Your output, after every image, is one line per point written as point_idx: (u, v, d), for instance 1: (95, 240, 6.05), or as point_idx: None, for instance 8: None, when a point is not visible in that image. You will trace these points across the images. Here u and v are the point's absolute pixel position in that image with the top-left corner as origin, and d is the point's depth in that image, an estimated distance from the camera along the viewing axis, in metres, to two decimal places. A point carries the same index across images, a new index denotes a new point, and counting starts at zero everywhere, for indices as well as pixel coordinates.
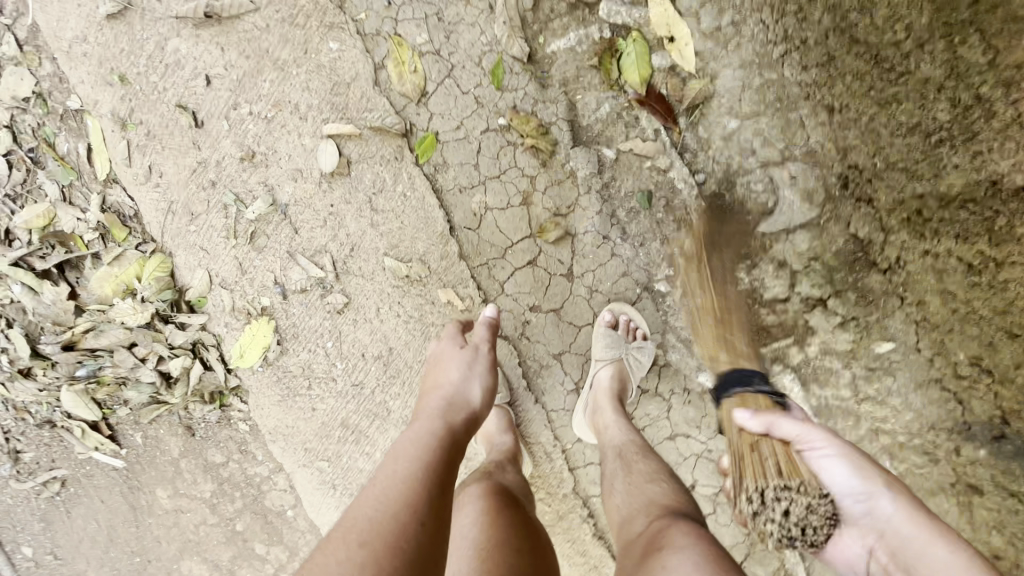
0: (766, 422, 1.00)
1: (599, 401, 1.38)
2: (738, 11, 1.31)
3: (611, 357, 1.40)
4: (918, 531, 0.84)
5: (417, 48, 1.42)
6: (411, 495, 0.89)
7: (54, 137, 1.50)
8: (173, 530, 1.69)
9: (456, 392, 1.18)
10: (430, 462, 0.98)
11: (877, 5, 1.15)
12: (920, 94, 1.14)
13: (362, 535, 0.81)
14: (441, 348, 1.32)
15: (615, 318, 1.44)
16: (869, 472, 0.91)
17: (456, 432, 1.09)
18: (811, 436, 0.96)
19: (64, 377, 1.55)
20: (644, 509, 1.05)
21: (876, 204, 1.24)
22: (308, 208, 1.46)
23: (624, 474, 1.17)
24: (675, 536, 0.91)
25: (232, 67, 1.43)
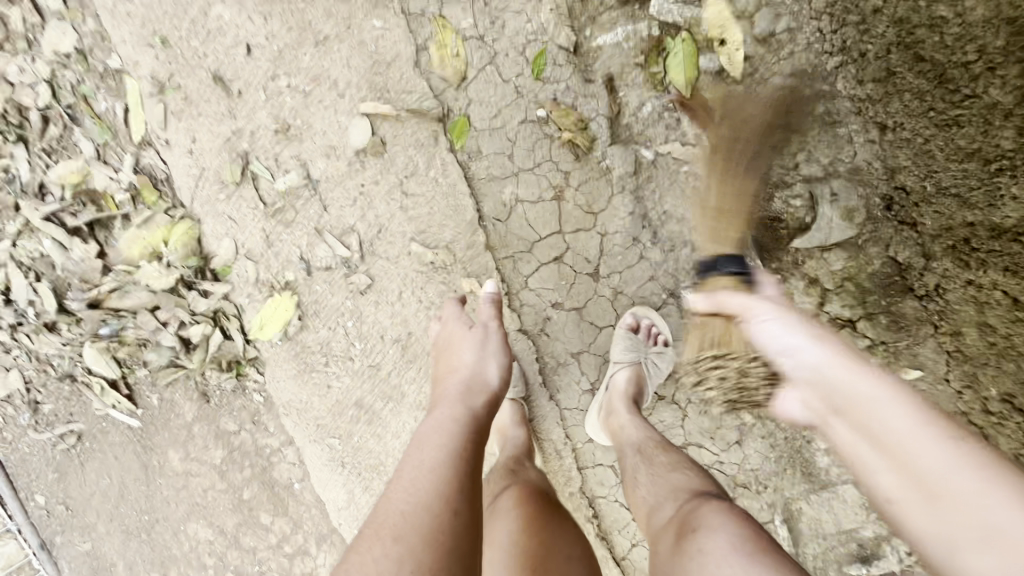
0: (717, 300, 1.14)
1: (614, 403, 1.35)
2: (796, 17, 1.26)
3: (629, 361, 1.38)
4: (801, 344, 1.00)
5: (461, 32, 1.39)
6: (439, 485, 0.92)
7: (92, 95, 1.53)
8: (183, 493, 1.72)
9: (474, 375, 1.18)
10: (456, 450, 0.99)
11: (948, 22, 1.09)
12: (984, 120, 1.09)
13: (395, 530, 0.85)
14: (448, 331, 1.31)
15: (637, 321, 1.42)
16: (779, 315, 1.05)
17: (478, 418, 1.10)
18: (744, 301, 1.10)
19: (87, 334, 1.58)
20: (671, 496, 1.07)
21: (921, 229, 1.21)
22: (338, 186, 1.45)
23: (647, 466, 1.18)
24: (709, 513, 0.96)
25: (273, 37, 1.42)
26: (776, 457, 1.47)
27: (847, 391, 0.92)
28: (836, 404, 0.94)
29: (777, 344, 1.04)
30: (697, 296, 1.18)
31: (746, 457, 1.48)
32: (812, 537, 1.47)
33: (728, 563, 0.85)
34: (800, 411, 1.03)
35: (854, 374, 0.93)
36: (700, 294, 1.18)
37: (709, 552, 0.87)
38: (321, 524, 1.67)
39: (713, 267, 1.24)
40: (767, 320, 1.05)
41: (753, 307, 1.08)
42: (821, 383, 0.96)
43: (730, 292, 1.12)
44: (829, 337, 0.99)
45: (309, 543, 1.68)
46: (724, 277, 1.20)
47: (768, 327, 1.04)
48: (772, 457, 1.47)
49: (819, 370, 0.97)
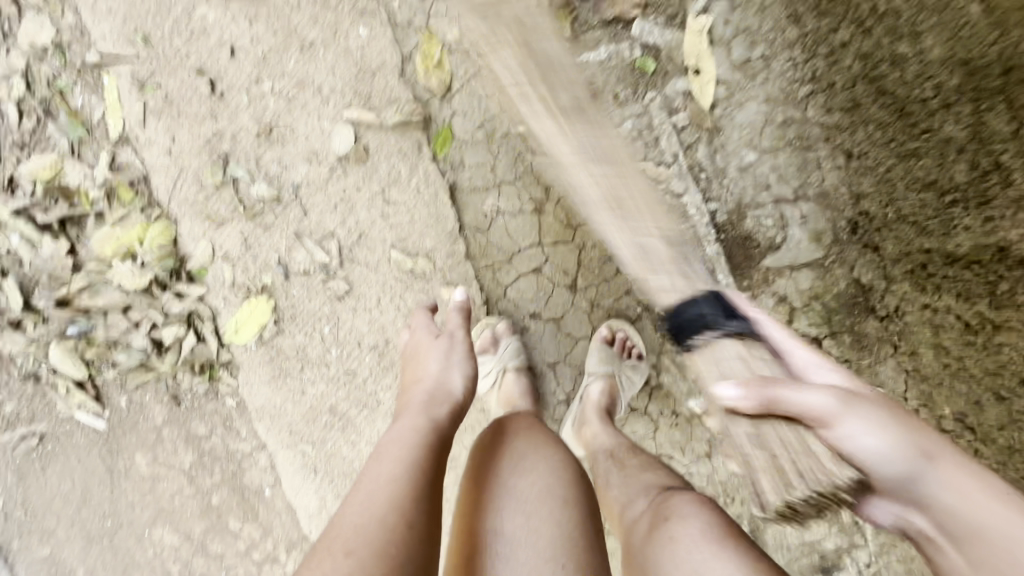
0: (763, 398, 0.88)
1: (585, 415, 1.37)
2: (771, 45, 1.31)
3: (603, 373, 1.40)
4: (898, 456, 0.80)
5: (447, 45, 1.41)
6: (395, 499, 0.92)
7: (69, 91, 1.51)
8: (149, 497, 1.68)
9: (437, 385, 1.17)
10: (414, 463, 0.99)
11: (909, 60, 1.17)
12: (941, 154, 1.17)
13: (347, 544, 0.86)
14: (416, 341, 1.30)
15: (611, 333, 1.44)
16: (864, 419, 0.83)
17: (440, 429, 1.09)
18: (811, 397, 0.86)
19: (54, 333, 1.54)
20: (643, 492, 1.09)
21: (883, 252, 1.26)
22: (320, 191, 1.45)
23: (618, 468, 1.19)
24: (680, 505, 0.99)
25: (258, 41, 1.41)
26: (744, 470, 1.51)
27: (967, 520, 0.76)
28: (950, 530, 0.77)
29: (874, 458, 0.81)
30: (725, 385, 0.91)
31: (715, 470, 1.51)
32: (776, 548, 1.51)
33: (694, 552, 0.89)
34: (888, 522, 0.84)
35: (949, 476, 0.79)
36: (732, 382, 0.91)
37: (679, 542, 0.91)
38: (291, 531, 1.65)
39: (706, 319, 1.06)
40: (854, 427, 0.82)
41: (806, 390, 0.86)
42: (928, 505, 0.79)
43: (787, 385, 0.87)
44: (918, 438, 0.82)
45: (278, 550, 1.66)
46: (730, 338, 1.02)
47: (848, 430, 0.82)
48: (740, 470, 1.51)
49: (934, 497, 0.79)
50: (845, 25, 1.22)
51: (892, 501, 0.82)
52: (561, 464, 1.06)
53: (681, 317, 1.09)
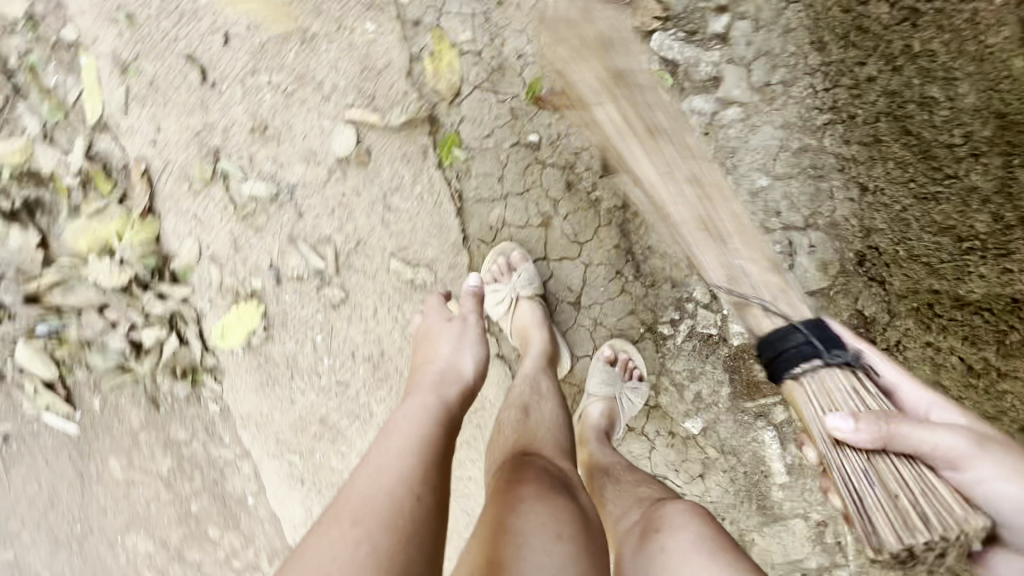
0: (895, 438, 0.86)
1: (584, 436, 1.35)
2: (791, 70, 1.28)
3: (604, 394, 1.38)
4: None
5: (458, 46, 1.34)
6: (405, 471, 0.92)
7: (42, 69, 1.39)
8: (122, 503, 1.61)
9: (448, 367, 1.17)
10: (424, 439, 0.99)
11: (939, 104, 1.14)
12: (963, 200, 1.14)
13: (355, 511, 0.86)
14: (426, 323, 1.28)
15: (613, 353, 1.42)
16: (994, 466, 0.84)
17: (450, 410, 1.09)
18: (945, 439, 0.85)
19: (22, 331, 1.44)
20: (638, 503, 1.10)
21: (889, 288, 1.24)
22: (316, 194, 1.38)
23: (613, 482, 1.20)
24: (672, 514, 1.01)
25: (255, 29, 1.32)
26: (736, 492, 1.51)
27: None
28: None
29: (1004, 507, 0.82)
30: (836, 417, 0.88)
31: (708, 490, 1.51)
32: (762, 568, 1.53)
33: (688, 563, 0.90)
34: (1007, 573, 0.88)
35: None
36: (845, 413, 0.89)
37: (672, 552, 0.92)
38: (273, 541, 1.60)
39: (805, 351, 0.95)
40: (980, 469, 0.83)
41: (931, 430, 0.86)
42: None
43: (910, 423, 0.87)
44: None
45: (259, 560, 1.61)
46: (835, 372, 0.93)
47: (984, 475, 0.83)
48: (733, 492, 1.51)
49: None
50: (874, 59, 1.18)
51: (1007, 543, 0.85)
52: (568, 514, 0.96)
53: (776, 348, 0.97)
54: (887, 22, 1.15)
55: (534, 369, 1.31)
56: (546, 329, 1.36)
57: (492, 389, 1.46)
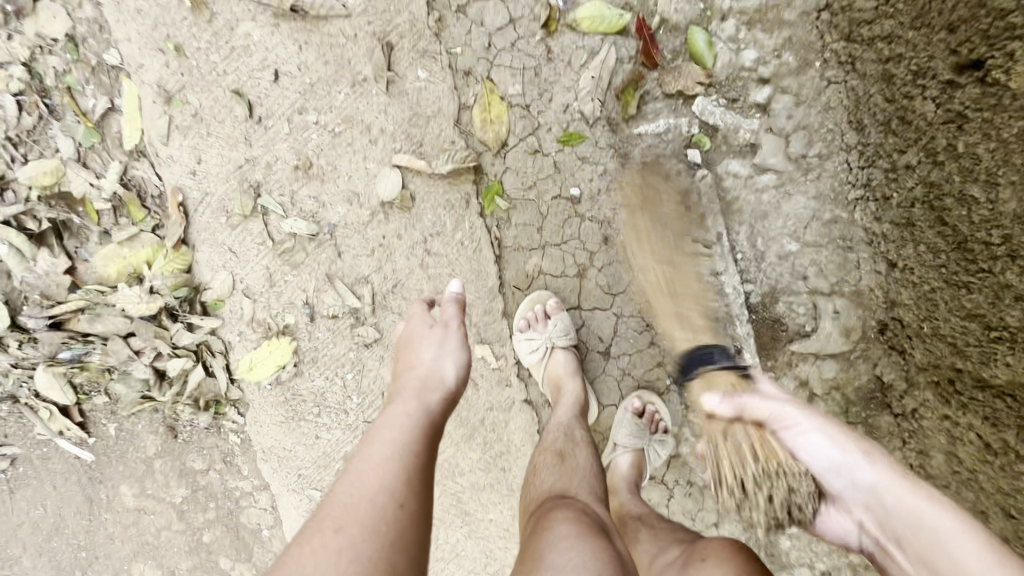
0: (737, 405, 1.05)
1: (615, 487, 1.37)
2: (828, 144, 1.30)
3: (633, 446, 1.40)
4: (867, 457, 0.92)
5: (506, 99, 1.36)
6: (388, 481, 0.89)
7: (79, 89, 1.36)
8: (131, 531, 1.57)
9: (430, 373, 1.10)
10: (408, 449, 0.96)
11: (978, 202, 1.06)
12: (994, 295, 1.08)
13: (337, 522, 0.83)
14: (410, 329, 1.21)
15: (642, 406, 1.44)
16: (821, 431, 0.96)
17: (432, 419, 1.03)
18: (774, 406, 1.02)
19: (44, 356, 1.41)
20: (675, 544, 1.11)
21: (909, 357, 1.26)
22: (357, 234, 1.38)
23: (649, 527, 1.21)
24: (715, 549, 0.99)
25: (306, 68, 1.33)
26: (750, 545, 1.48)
27: (920, 524, 0.83)
28: (893, 529, 0.86)
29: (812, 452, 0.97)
30: (711, 395, 1.09)
31: None
32: None
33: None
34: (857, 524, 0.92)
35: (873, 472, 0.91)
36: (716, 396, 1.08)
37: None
38: None
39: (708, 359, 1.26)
40: (796, 419, 1.00)
41: (794, 419, 1.00)
42: (877, 504, 0.89)
43: (750, 394, 1.06)
44: (873, 453, 0.93)
45: None
46: (727, 372, 1.22)
47: (805, 437, 0.97)
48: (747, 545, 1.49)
49: (875, 487, 0.89)
50: (913, 149, 1.16)
51: (845, 501, 0.95)
52: (609, 556, 0.88)
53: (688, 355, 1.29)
54: (931, 118, 1.11)
55: (567, 419, 1.28)
56: (579, 380, 1.37)
57: (519, 434, 1.47)
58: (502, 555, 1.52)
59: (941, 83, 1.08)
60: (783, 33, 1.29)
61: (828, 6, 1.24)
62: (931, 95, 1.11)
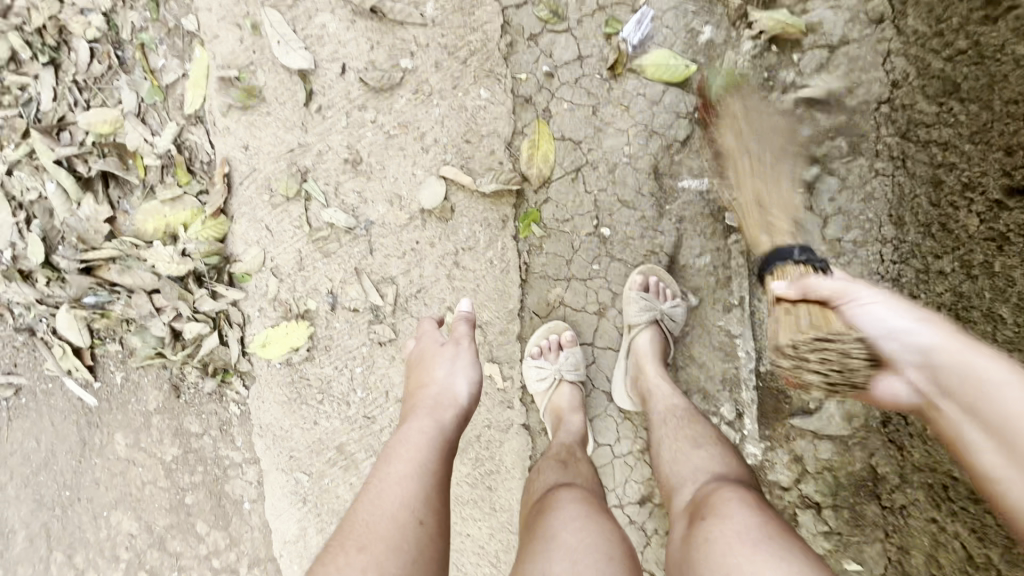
0: (804, 286, 0.93)
1: (641, 368, 1.36)
2: (867, 233, 1.27)
3: (647, 322, 1.37)
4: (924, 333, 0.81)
5: (559, 131, 1.39)
6: (410, 499, 0.92)
7: (152, 48, 1.40)
8: (117, 479, 1.59)
9: (442, 392, 1.10)
10: (428, 467, 0.97)
11: (1003, 327, 1.06)
12: None
13: (359, 540, 0.86)
14: (421, 347, 1.22)
15: (654, 282, 1.39)
16: (883, 299, 0.86)
17: (448, 436, 1.04)
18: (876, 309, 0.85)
19: (69, 297, 1.44)
20: (692, 479, 1.05)
21: (906, 455, 1.26)
22: (392, 235, 1.41)
23: (670, 442, 1.17)
24: (725, 502, 0.92)
25: (373, 67, 1.36)
26: None
27: (968, 372, 0.76)
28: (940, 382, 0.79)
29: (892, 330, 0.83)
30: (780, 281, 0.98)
31: None
32: None
33: (732, 552, 0.82)
34: (904, 397, 0.85)
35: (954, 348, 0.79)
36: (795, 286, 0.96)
37: (718, 543, 0.84)
38: (258, 549, 1.60)
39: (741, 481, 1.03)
40: (870, 303, 0.86)
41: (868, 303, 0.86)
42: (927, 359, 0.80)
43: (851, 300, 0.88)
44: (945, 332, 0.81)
45: (241, 563, 1.60)
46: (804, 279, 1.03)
47: (870, 309, 0.85)
48: None
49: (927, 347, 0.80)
50: (949, 257, 1.14)
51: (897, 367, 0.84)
52: (609, 539, 0.96)
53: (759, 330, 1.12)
54: (972, 232, 1.10)
55: (570, 443, 1.30)
56: (582, 415, 1.38)
57: (511, 456, 1.49)
58: (472, 570, 1.53)
59: (988, 201, 1.07)
60: (842, 117, 1.28)
61: (890, 100, 1.23)
62: (976, 211, 1.09)
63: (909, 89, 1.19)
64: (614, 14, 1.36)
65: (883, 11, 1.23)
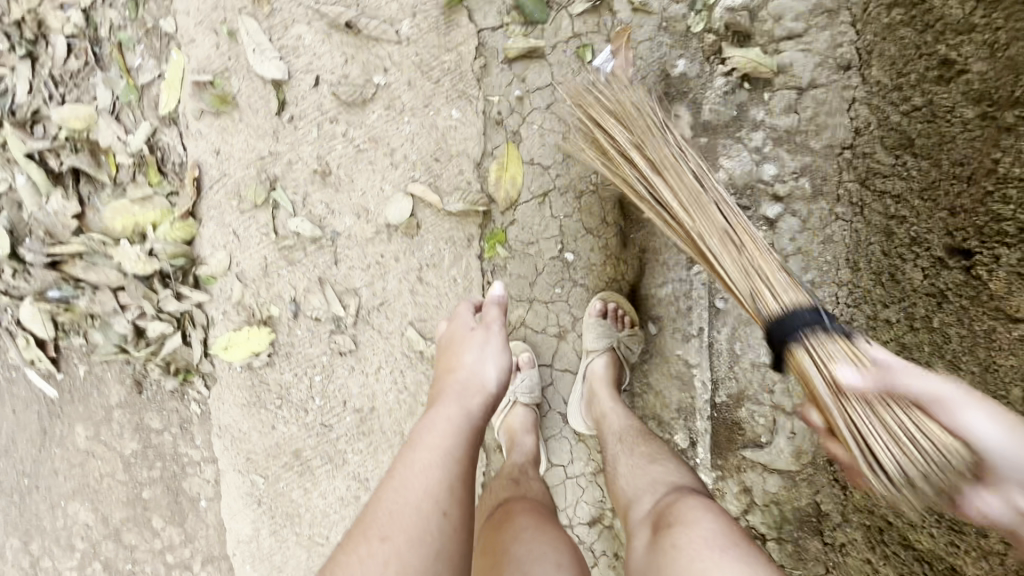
0: (878, 377, 0.79)
1: (596, 393, 1.36)
2: (822, 274, 1.25)
3: (602, 348, 1.38)
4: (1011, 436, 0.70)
5: (528, 155, 1.40)
6: (435, 487, 0.87)
7: (129, 47, 1.41)
8: (76, 470, 1.61)
9: (470, 377, 1.06)
10: (454, 456, 0.93)
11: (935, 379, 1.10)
12: None
13: (382, 530, 0.83)
14: (452, 331, 1.19)
15: (612, 307, 1.40)
16: (963, 393, 0.74)
17: (475, 424, 0.99)
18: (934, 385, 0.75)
19: (34, 290, 1.45)
20: (649, 490, 1.05)
21: (850, 494, 1.27)
22: (357, 247, 1.43)
23: (628, 455, 1.17)
24: (684, 510, 0.92)
25: (347, 81, 1.38)
26: None
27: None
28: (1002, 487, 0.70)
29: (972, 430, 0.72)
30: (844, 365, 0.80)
31: None
32: None
33: (699, 558, 0.82)
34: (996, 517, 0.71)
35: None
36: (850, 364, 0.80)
37: (684, 550, 0.84)
38: (212, 547, 1.61)
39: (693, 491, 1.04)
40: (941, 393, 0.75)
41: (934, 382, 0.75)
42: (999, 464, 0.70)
43: (912, 375, 0.77)
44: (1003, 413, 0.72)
45: (194, 559, 1.62)
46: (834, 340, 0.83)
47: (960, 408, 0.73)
48: None
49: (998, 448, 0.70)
50: (895, 307, 1.16)
51: (1001, 484, 0.70)
52: (564, 548, 0.98)
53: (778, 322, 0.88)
54: (916, 285, 1.13)
55: (522, 464, 1.30)
56: (534, 436, 1.40)
57: None
58: None
59: (931, 258, 1.10)
60: (803, 159, 1.27)
61: (852, 146, 1.22)
62: (921, 266, 1.12)
63: (870, 137, 1.19)
64: (587, 42, 1.37)
65: (851, 58, 1.21)
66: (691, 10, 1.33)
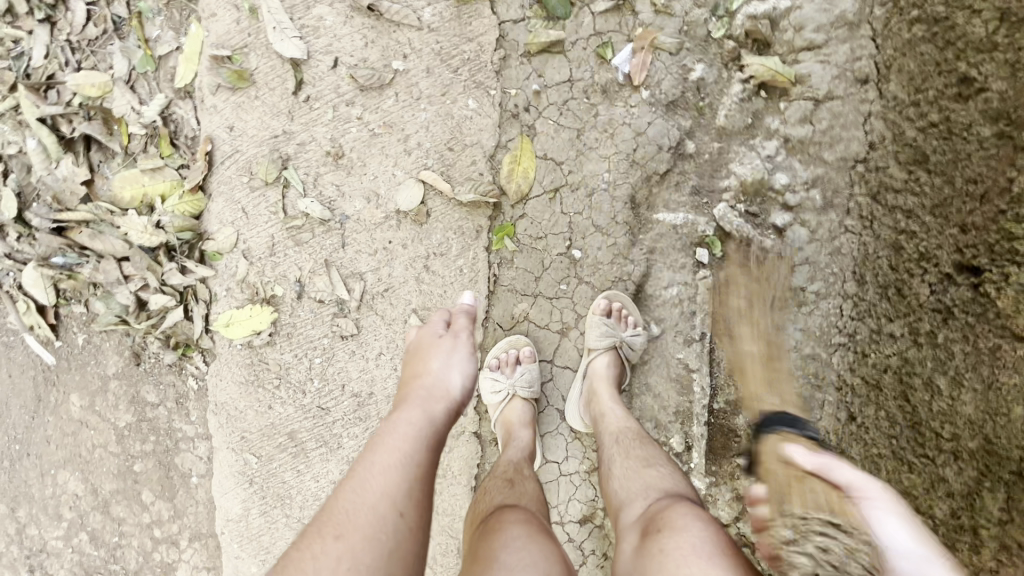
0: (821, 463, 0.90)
1: (597, 391, 1.36)
2: (829, 285, 1.26)
3: (606, 345, 1.37)
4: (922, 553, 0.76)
5: (542, 150, 1.40)
6: (394, 486, 0.89)
7: (150, 17, 1.41)
8: (68, 439, 1.60)
9: (436, 383, 1.09)
10: (415, 457, 0.95)
11: (943, 393, 1.10)
12: (930, 484, 1.11)
13: (338, 528, 0.83)
14: (420, 338, 1.22)
15: (617, 307, 1.39)
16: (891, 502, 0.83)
17: (437, 428, 1.02)
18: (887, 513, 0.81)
19: (38, 255, 1.45)
20: (643, 496, 1.04)
21: None
22: (365, 231, 1.42)
23: (622, 459, 1.16)
24: (676, 515, 0.92)
25: (365, 64, 1.38)
26: None
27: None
28: None
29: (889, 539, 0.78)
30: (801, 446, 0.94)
31: None
32: None
33: (687, 564, 0.81)
34: None
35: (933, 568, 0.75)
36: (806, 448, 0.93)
37: (672, 556, 0.83)
38: (200, 525, 1.60)
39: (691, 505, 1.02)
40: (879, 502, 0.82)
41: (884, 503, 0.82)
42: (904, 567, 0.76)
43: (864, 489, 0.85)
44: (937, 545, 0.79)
45: (181, 535, 1.61)
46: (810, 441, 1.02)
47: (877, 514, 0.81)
48: None
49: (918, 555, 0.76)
50: (900, 322, 1.17)
51: None
52: (555, 557, 0.96)
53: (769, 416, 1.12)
54: (923, 301, 1.13)
55: (517, 459, 1.29)
56: (531, 431, 1.39)
57: (458, 462, 1.51)
58: None
59: (941, 273, 1.11)
60: (818, 170, 1.27)
61: (865, 160, 1.23)
62: (929, 281, 1.13)
63: (885, 152, 1.20)
64: (608, 41, 1.37)
65: (869, 72, 1.22)
66: (713, 15, 1.33)
